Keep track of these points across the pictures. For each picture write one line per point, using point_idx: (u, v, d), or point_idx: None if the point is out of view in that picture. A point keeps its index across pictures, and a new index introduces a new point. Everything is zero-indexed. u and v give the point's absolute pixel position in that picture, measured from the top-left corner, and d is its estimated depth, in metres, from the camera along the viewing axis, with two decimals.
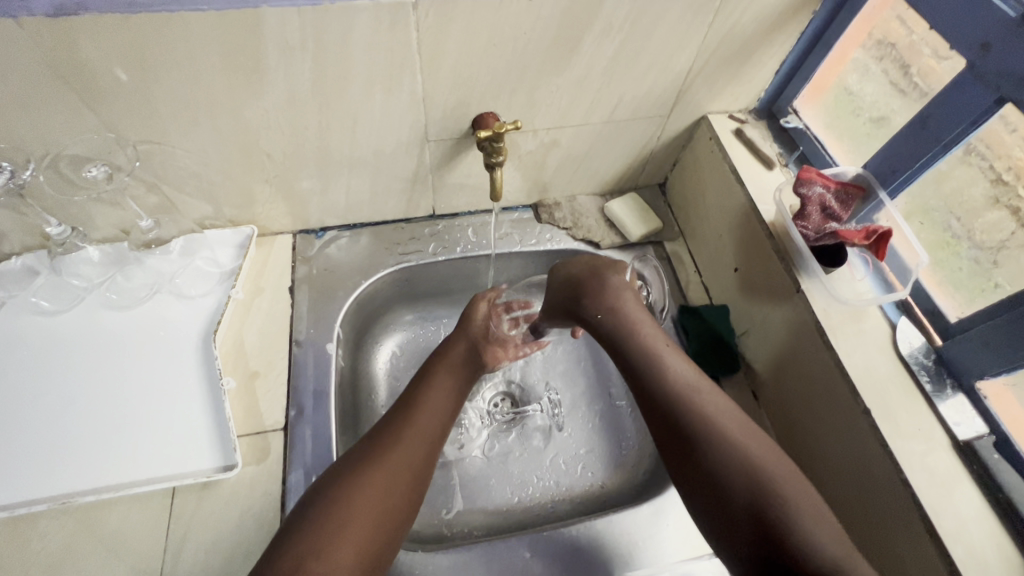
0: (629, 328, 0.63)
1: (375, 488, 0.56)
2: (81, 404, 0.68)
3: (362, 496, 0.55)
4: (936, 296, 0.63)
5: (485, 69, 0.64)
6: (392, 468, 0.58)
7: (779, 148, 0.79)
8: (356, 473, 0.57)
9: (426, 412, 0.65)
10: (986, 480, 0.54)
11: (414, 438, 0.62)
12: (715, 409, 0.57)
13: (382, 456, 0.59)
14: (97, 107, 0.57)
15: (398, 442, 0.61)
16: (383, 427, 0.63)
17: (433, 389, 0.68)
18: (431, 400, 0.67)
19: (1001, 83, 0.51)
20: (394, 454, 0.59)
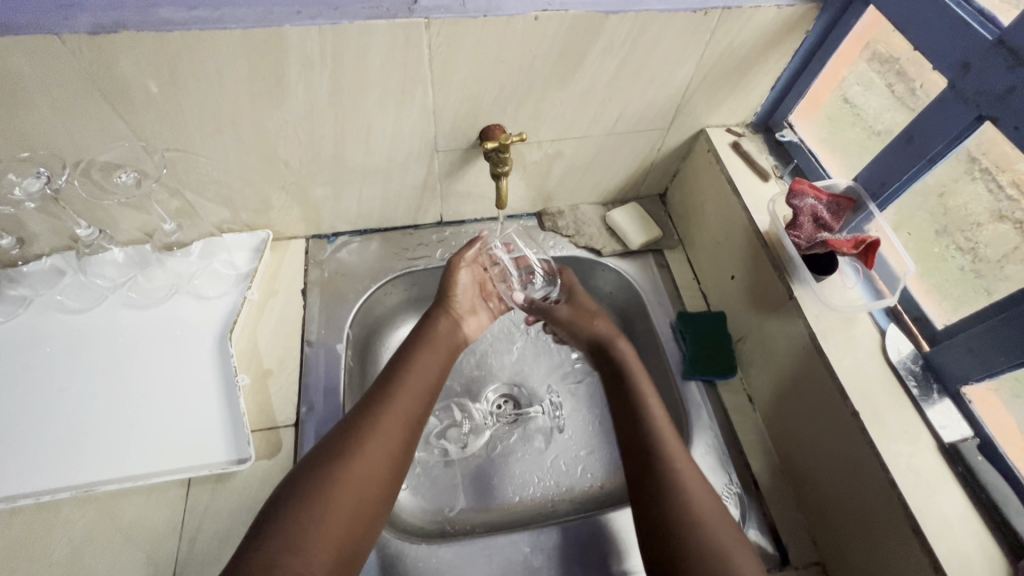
0: (632, 375, 0.71)
1: (348, 484, 0.58)
2: (102, 398, 0.71)
3: (335, 493, 0.57)
4: (923, 304, 0.65)
5: (492, 83, 0.68)
6: (365, 462, 0.60)
7: (774, 160, 0.82)
8: (330, 468, 0.58)
9: (399, 403, 0.66)
10: (971, 482, 0.56)
11: (388, 431, 0.63)
12: (683, 449, 0.63)
13: (356, 452, 0.60)
14: (128, 117, 0.61)
15: (371, 436, 0.62)
16: (355, 420, 0.63)
17: (406, 379, 0.69)
18: (404, 391, 0.67)
19: (981, 102, 0.54)
20: (368, 448, 0.61)
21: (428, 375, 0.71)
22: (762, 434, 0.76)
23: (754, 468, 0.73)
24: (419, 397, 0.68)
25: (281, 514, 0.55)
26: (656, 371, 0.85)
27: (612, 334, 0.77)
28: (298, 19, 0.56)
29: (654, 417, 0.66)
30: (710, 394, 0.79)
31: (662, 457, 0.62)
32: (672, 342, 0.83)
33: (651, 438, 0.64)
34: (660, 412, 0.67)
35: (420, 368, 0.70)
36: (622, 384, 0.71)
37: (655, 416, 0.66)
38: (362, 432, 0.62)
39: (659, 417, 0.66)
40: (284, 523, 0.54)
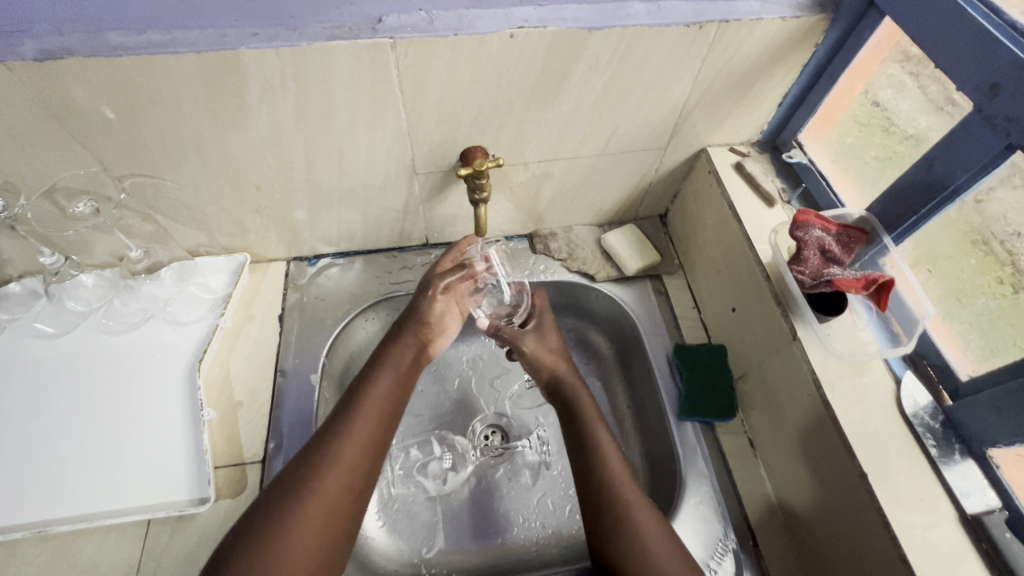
0: (585, 420, 0.67)
1: (309, 520, 0.54)
2: (67, 430, 0.69)
3: (294, 530, 0.53)
4: (945, 350, 0.58)
5: (470, 105, 0.64)
6: (324, 493, 0.56)
7: (782, 183, 0.76)
8: (287, 504, 0.54)
9: (358, 427, 0.61)
10: (996, 560, 0.49)
11: (349, 457, 0.59)
12: (634, 488, 0.60)
13: (315, 483, 0.56)
14: (87, 143, 0.59)
15: (331, 465, 0.58)
16: (312, 448, 0.59)
17: (370, 401, 0.64)
18: (365, 412, 0.63)
19: (1011, 129, 0.47)
20: (327, 477, 0.57)
21: (392, 396, 0.66)
22: (764, 483, 0.69)
23: (752, 522, 0.67)
24: (380, 419, 0.63)
25: (234, 558, 0.51)
26: (651, 408, 0.79)
27: (570, 374, 0.72)
28: (254, 41, 0.52)
29: (609, 467, 0.61)
30: (708, 437, 0.73)
31: (618, 511, 0.58)
32: (667, 378, 0.77)
33: (603, 489, 0.60)
34: (616, 460, 0.62)
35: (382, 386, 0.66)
36: (575, 429, 0.67)
37: (610, 464, 0.62)
38: (319, 461, 0.58)
39: (615, 466, 0.62)
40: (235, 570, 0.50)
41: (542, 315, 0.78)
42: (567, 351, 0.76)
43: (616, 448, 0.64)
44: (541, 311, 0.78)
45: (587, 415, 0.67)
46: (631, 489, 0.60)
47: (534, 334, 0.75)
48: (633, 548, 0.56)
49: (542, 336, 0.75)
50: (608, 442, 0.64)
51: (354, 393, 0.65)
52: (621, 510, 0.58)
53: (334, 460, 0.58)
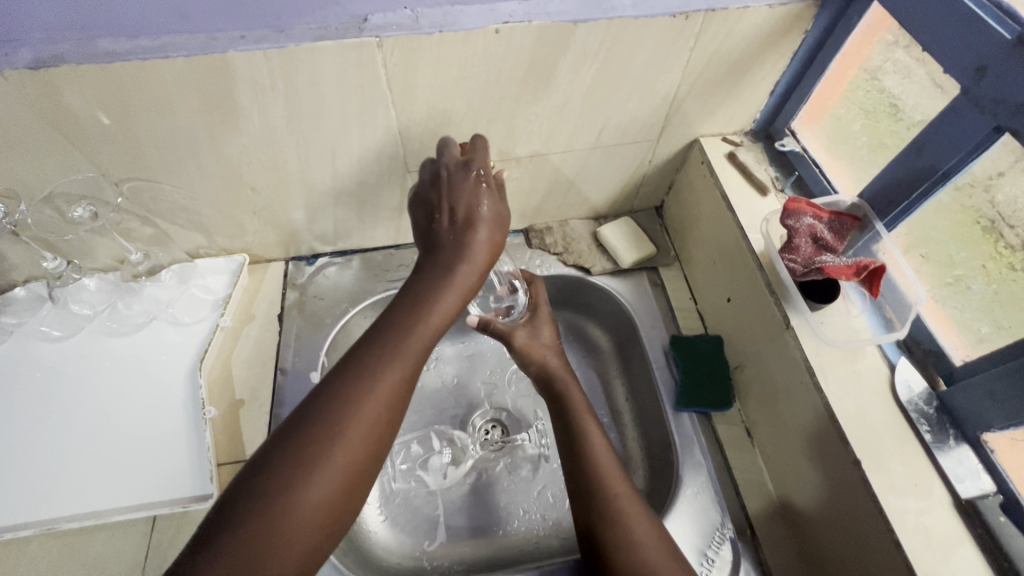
0: (576, 416, 0.67)
1: (325, 481, 0.49)
2: (74, 430, 0.71)
3: (312, 487, 0.48)
4: (941, 335, 0.58)
5: (458, 101, 0.64)
6: (343, 448, 0.50)
7: (775, 172, 0.76)
8: (304, 457, 0.49)
9: (387, 376, 0.54)
10: (990, 544, 0.49)
11: (372, 411, 0.53)
12: (623, 480, 0.61)
13: (336, 435, 0.50)
14: (85, 149, 0.60)
15: (355, 418, 0.52)
16: (328, 393, 0.53)
17: (409, 347, 0.57)
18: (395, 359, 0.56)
19: (998, 111, 0.47)
20: (346, 430, 0.51)
21: (427, 342, 0.59)
22: (761, 474, 0.69)
23: (750, 511, 0.67)
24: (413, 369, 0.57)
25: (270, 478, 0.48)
26: (649, 400, 0.79)
27: (563, 372, 0.72)
28: (243, 43, 0.53)
29: (598, 459, 0.62)
30: (705, 427, 0.73)
31: (606, 502, 0.59)
32: (664, 368, 0.77)
33: (592, 479, 0.60)
34: (604, 453, 0.63)
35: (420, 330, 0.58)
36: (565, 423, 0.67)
37: (597, 455, 0.62)
38: (342, 413, 0.51)
39: (602, 456, 0.62)
40: (250, 524, 0.45)
41: (538, 308, 0.77)
42: (560, 345, 0.76)
43: (604, 442, 0.64)
44: (537, 300, 0.78)
45: (578, 411, 0.67)
46: (620, 483, 0.60)
47: (527, 328, 0.74)
48: (620, 539, 0.56)
49: (535, 327, 0.75)
50: (596, 434, 0.65)
51: (386, 335, 0.57)
52: (609, 503, 0.58)
53: (357, 414, 0.52)
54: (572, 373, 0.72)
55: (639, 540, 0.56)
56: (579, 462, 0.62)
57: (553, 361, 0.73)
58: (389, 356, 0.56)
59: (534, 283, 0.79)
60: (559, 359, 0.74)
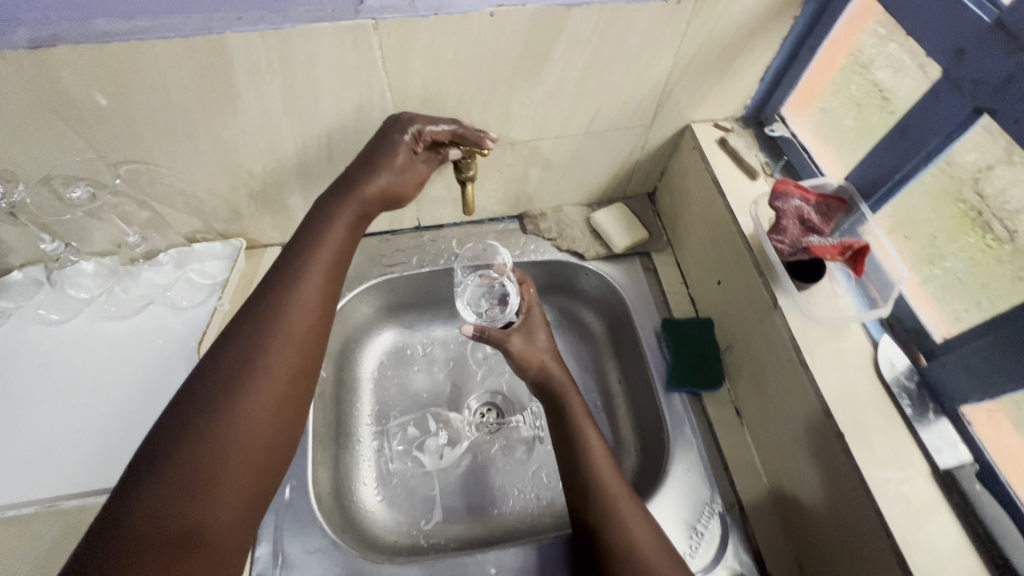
0: (575, 422, 0.66)
1: (225, 469, 0.49)
2: (74, 411, 0.71)
3: (212, 479, 0.48)
4: (923, 313, 0.60)
5: (453, 85, 0.65)
6: (233, 436, 0.51)
7: (765, 156, 0.77)
8: (190, 451, 0.48)
9: (262, 363, 0.55)
10: (967, 511, 0.51)
11: (259, 395, 0.54)
12: (621, 483, 0.62)
13: (225, 424, 0.51)
14: (83, 131, 0.60)
15: (241, 403, 0.52)
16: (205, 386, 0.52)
17: (289, 333, 0.57)
18: (271, 344, 0.56)
19: (977, 92, 0.48)
20: (231, 418, 0.51)
21: (301, 323, 0.59)
22: (749, 451, 0.71)
23: (737, 486, 0.69)
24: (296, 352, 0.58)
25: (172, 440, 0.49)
26: (641, 382, 0.81)
27: (564, 380, 0.70)
28: (239, 24, 0.54)
29: (596, 464, 0.62)
30: (695, 407, 0.74)
31: (604, 507, 0.59)
32: (655, 351, 0.79)
33: (591, 482, 0.61)
34: (602, 457, 0.63)
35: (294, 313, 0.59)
36: (562, 426, 0.66)
37: (595, 461, 0.63)
38: (223, 403, 0.51)
39: (601, 462, 0.63)
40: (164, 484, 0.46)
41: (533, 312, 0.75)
42: (557, 351, 0.73)
43: (601, 445, 0.65)
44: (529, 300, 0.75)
45: (574, 415, 0.67)
46: (619, 489, 0.61)
47: (521, 334, 0.72)
48: (620, 541, 0.57)
49: (530, 334, 0.72)
50: (594, 438, 0.65)
51: (260, 324, 0.56)
52: (608, 510, 0.59)
53: (241, 401, 0.52)
54: (571, 378, 0.71)
55: (637, 543, 0.57)
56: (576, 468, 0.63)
57: (556, 371, 0.70)
58: (266, 342, 0.56)
59: (524, 282, 0.77)
60: (556, 361, 0.72)
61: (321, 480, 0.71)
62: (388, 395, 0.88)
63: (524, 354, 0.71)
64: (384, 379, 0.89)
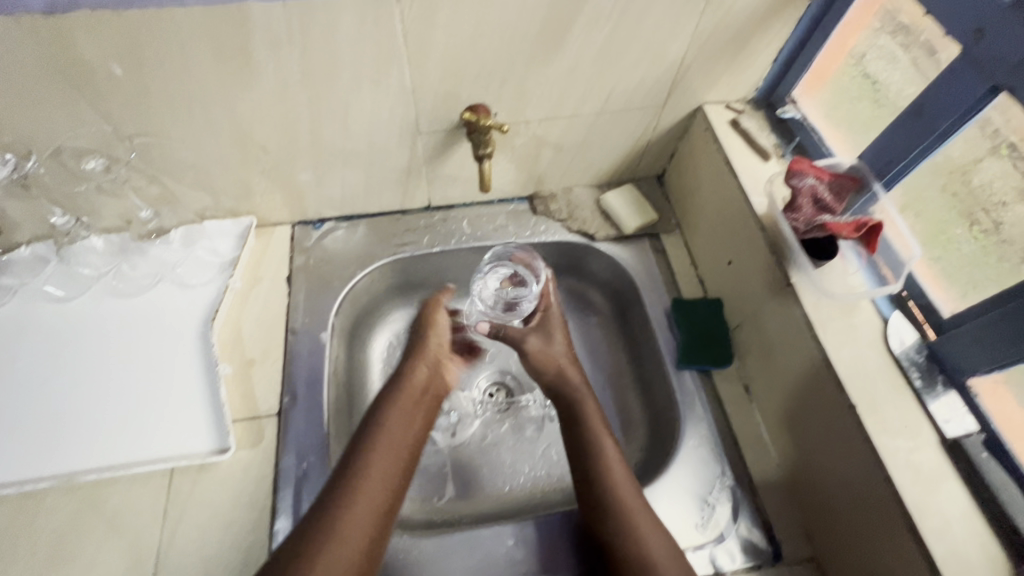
0: (589, 427, 0.68)
1: (358, 525, 0.57)
2: (85, 388, 0.71)
3: (344, 537, 0.55)
4: (931, 291, 0.62)
5: (472, 60, 0.65)
6: (369, 499, 0.59)
7: (776, 138, 0.78)
8: (337, 513, 0.57)
9: (393, 430, 0.65)
10: (974, 478, 0.53)
11: (382, 464, 0.62)
12: (636, 494, 0.62)
13: (363, 488, 0.59)
14: (97, 102, 0.59)
15: (377, 467, 0.61)
16: (349, 453, 0.62)
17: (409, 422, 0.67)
18: (398, 418, 0.67)
19: (995, 71, 0.50)
20: (368, 483, 0.60)
21: (420, 397, 0.71)
22: (758, 427, 0.73)
23: (746, 459, 0.70)
24: (422, 430, 0.68)
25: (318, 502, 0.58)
26: (651, 361, 0.82)
27: (581, 389, 0.71)
28: None
29: (608, 464, 0.64)
30: (705, 385, 0.76)
31: (612, 505, 0.61)
32: (666, 331, 0.80)
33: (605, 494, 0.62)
34: (614, 458, 0.65)
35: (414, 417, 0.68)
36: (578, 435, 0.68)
37: (608, 462, 0.64)
38: (360, 468, 0.60)
39: (613, 462, 0.64)
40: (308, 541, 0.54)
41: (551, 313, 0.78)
42: (573, 354, 0.75)
43: (614, 448, 0.66)
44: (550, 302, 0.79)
45: (588, 418, 0.69)
46: (627, 490, 0.62)
47: (538, 335, 0.76)
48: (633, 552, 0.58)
49: (546, 335, 0.76)
50: (607, 440, 0.66)
51: (395, 393, 0.69)
52: (617, 508, 0.61)
53: (376, 466, 0.61)
54: (585, 380, 0.73)
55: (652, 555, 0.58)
56: (589, 469, 0.64)
57: (573, 378, 0.72)
58: (391, 420, 0.66)
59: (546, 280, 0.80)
60: (573, 364, 0.74)
61: (336, 456, 0.72)
62: None
63: (540, 364, 0.74)
64: (393, 361, 0.88)
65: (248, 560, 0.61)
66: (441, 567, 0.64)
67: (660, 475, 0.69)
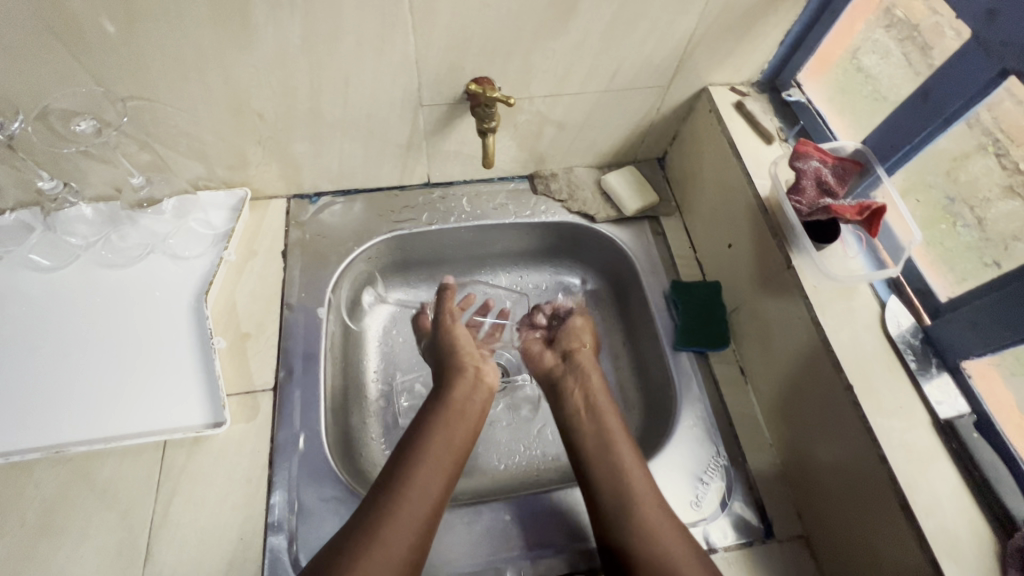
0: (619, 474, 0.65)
1: (395, 541, 0.56)
2: (74, 359, 0.69)
3: (384, 550, 0.55)
4: (929, 276, 0.63)
5: (479, 30, 0.63)
6: (410, 515, 0.58)
7: (780, 122, 0.77)
8: (377, 526, 0.57)
9: (437, 446, 0.64)
10: (964, 458, 0.54)
11: (428, 475, 0.62)
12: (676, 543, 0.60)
13: (404, 503, 0.59)
14: (87, 61, 0.57)
15: (421, 484, 0.61)
16: (393, 467, 0.63)
17: (453, 438, 0.66)
18: (443, 434, 0.66)
19: (1005, 54, 0.52)
20: (408, 499, 0.59)
21: (465, 409, 0.70)
22: (753, 407, 0.74)
23: (741, 440, 0.71)
24: (464, 446, 0.67)
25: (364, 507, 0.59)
26: (648, 343, 0.82)
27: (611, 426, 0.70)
28: None
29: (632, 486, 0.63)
30: (702, 366, 0.76)
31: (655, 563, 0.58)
32: (664, 312, 0.80)
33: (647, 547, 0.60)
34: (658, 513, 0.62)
35: (460, 428, 0.67)
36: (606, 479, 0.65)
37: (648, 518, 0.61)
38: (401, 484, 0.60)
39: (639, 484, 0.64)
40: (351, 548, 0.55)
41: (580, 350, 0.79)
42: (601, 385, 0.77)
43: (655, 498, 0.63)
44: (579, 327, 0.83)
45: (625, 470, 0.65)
46: (676, 542, 0.59)
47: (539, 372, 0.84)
48: None
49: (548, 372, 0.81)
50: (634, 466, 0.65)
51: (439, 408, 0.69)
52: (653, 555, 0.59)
53: (419, 481, 0.61)
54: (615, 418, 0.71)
55: None
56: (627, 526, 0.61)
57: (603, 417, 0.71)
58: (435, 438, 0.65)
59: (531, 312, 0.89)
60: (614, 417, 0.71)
61: (333, 432, 0.71)
62: (394, 353, 0.86)
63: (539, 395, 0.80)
64: (388, 338, 0.87)
65: (244, 533, 0.61)
66: (440, 541, 0.64)
67: (657, 456, 0.70)
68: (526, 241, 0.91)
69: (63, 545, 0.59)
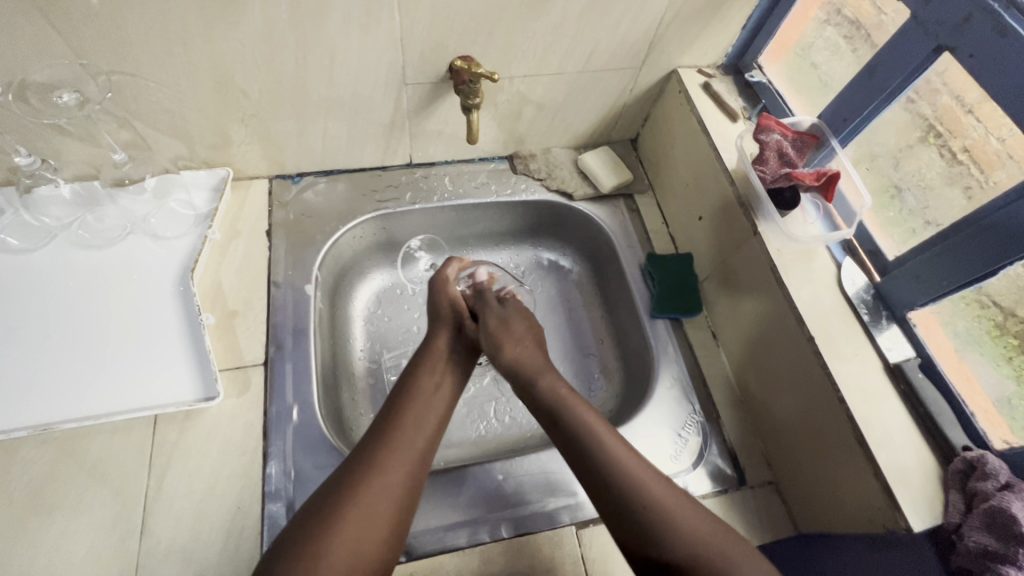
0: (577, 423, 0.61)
1: (397, 465, 0.56)
2: (55, 338, 0.68)
3: (387, 480, 0.55)
4: (878, 238, 0.69)
5: (462, 9, 0.65)
6: (409, 447, 0.58)
7: (744, 101, 0.83)
8: (379, 457, 0.56)
9: (429, 388, 0.65)
10: (911, 396, 0.61)
11: (423, 410, 0.63)
12: (664, 483, 0.56)
13: (401, 437, 0.59)
14: (67, 33, 0.56)
15: (414, 424, 0.60)
16: (388, 407, 0.63)
17: (442, 380, 0.67)
18: (433, 376, 0.67)
19: (939, 32, 0.58)
20: (405, 438, 0.59)
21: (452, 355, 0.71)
22: (724, 367, 0.79)
23: (715, 397, 0.76)
24: (452, 391, 0.67)
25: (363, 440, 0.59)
26: (627, 313, 0.86)
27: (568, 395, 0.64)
28: None
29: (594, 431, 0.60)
30: (677, 331, 0.81)
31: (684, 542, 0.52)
32: (640, 283, 0.85)
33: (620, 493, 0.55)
34: (687, 511, 0.54)
35: (451, 369, 0.69)
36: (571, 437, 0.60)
37: (659, 503, 0.54)
38: (396, 424, 0.60)
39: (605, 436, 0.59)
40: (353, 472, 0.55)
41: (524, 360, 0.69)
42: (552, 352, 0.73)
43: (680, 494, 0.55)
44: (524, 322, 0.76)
45: (636, 479, 0.55)
46: (662, 488, 0.55)
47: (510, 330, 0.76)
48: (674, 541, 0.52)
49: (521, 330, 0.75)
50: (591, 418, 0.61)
51: (425, 354, 0.69)
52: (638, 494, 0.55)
53: (415, 415, 0.61)
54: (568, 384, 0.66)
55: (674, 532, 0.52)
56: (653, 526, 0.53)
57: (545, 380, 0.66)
58: (427, 376, 0.66)
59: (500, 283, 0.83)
60: (609, 431, 0.60)
61: (325, 405, 0.72)
62: (380, 331, 0.88)
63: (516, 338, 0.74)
64: (373, 316, 0.89)
65: (241, 502, 0.62)
66: (436, 502, 0.66)
67: (638, 415, 0.74)
68: (507, 220, 0.94)
69: (55, 521, 0.59)
